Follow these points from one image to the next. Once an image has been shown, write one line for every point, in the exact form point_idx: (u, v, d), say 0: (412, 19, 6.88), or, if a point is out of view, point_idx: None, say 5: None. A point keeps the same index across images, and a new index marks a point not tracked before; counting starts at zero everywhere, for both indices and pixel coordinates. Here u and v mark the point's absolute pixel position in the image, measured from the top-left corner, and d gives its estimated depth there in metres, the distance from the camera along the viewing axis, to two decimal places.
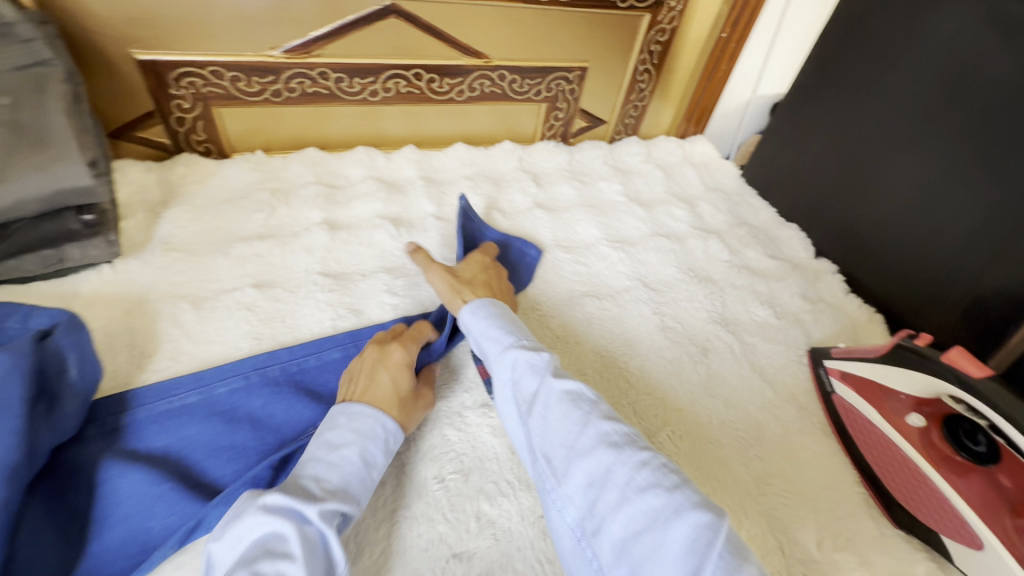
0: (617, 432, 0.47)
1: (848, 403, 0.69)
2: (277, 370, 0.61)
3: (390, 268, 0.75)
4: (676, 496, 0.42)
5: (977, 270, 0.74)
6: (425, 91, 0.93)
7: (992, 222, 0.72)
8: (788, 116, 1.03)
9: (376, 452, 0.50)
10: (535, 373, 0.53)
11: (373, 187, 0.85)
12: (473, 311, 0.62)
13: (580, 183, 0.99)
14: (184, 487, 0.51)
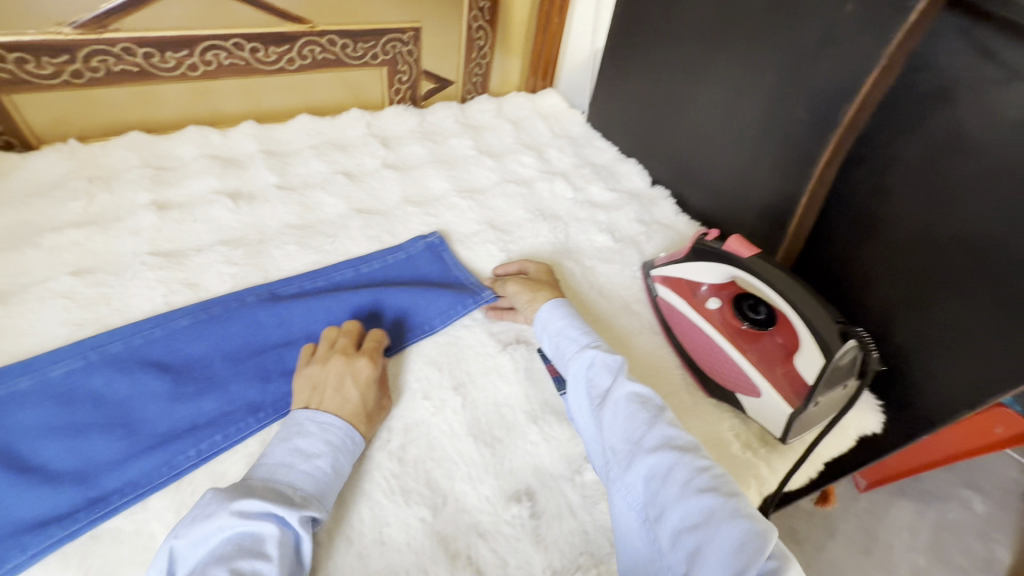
0: (681, 438, 0.51)
1: (670, 304, 0.75)
2: (119, 344, 0.62)
3: (228, 241, 0.76)
4: (732, 501, 0.45)
5: (769, 175, 0.79)
6: (250, 62, 0.90)
7: (778, 135, 0.77)
8: (611, 59, 1.05)
9: (345, 463, 0.53)
10: (614, 373, 0.58)
11: (206, 164, 0.84)
12: (556, 308, 0.67)
13: (431, 142, 1.00)
14: (17, 477, 0.51)
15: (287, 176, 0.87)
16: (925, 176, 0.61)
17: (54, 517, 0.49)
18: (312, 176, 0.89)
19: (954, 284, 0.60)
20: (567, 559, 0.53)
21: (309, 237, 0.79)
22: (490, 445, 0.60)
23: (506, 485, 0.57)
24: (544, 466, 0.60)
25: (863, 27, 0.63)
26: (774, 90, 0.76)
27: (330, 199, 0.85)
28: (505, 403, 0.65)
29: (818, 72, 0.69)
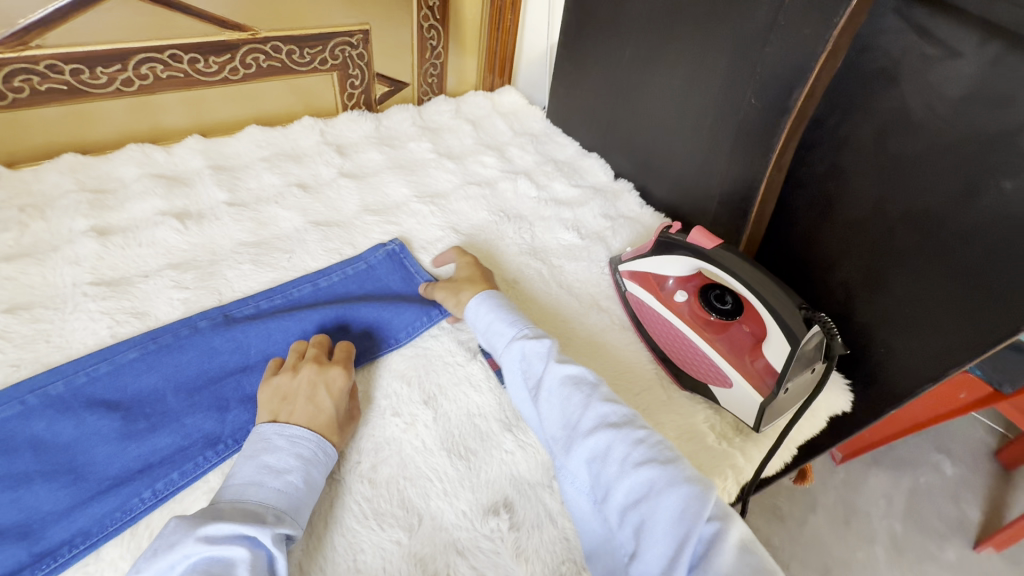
0: (615, 414, 0.54)
1: (681, 335, 0.70)
2: (187, 328, 0.68)
3: (319, 224, 0.84)
4: (669, 469, 0.48)
5: (910, 202, 0.66)
6: (366, 52, 1.04)
7: (945, 152, 0.62)
8: (614, 47, 0.96)
9: (318, 475, 0.54)
10: (564, 369, 0.58)
11: (323, 149, 0.97)
12: (485, 303, 0.69)
13: (499, 154, 1.06)
14: (40, 471, 0.55)
15: (363, 186, 0.92)
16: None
17: (92, 497, 0.54)
18: (384, 196, 0.92)
19: (945, 319, 0.67)
20: (548, 568, 0.54)
21: (363, 246, 0.82)
22: (472, 461, 0.60)
23: (482, 499, 0.58)
24: (520, 475, 0.60)
25: (1008, 63, 0.55)
26: (942, 93, 0.60)
27: (393, 213, 0.89)
28: (477, 412, 0.65)
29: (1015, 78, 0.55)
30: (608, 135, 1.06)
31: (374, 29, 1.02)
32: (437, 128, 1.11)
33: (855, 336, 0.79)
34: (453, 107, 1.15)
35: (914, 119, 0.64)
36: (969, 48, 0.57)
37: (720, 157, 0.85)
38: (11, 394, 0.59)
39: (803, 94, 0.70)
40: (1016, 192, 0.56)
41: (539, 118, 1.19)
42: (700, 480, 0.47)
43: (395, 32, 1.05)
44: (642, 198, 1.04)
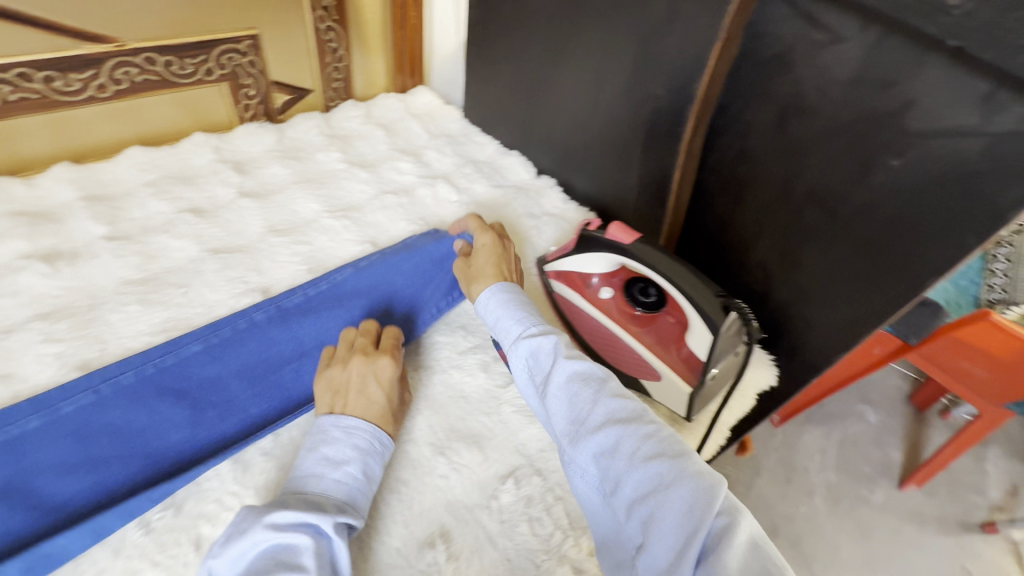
0: (624, 409, 0.50)
1: (613, 335, 0.71)
2: (244, 321, 0.66)
3: (216, 251, 0.76)
4: (677, 464, 0.45)
5: (818, 181, 0.67)
6: (257, 59, 0.96)
7: (845, 134, 0.62)
8: (523, 39, 0.93)
9: (374, 466, 0.55)
10: (571, 366, 0.55)
11: (218, 168, 0.89)
12: (499, 293, 0.65)
13: (416, 160, 1.02)
14: (123, 453, 0.57)
15: (266, 204, 0.85)
16: (918, 184, 0.58)
17: (172, 467, 0.59)
18: (291, 214, 0.85)
19: (869, 293, 0.68)
20: None
21: (270, 271, 0.76)
22: (404, 492, 0.58)
23: (417, 532, 0.55)
24: (456, 499, 0.58)
25: (891, 45, 0.55)
26: (832, 76, 0.61)
27: (302, 231, 0.83)
28: (407, 439, 0.62)
29: (893, 60, 0.55)
30: (527, 132, 1.04)
31: (264, 34, 0.94)
32: (347, 135, 1.05)
33: (774, 311, 0.82)
34: (363, 112, 1.09)
35: (808, 103, 0.64)
36: (851, 33, 0.57)
37: (632, 151, 0.86)
38: (82, 384, 0.58)
39: (705, 81, 0.70)
40: (905, 169, 0.58)
41: (456, 118, 1.16)
42: (709, 474, 0.45)
43: (288, 36, 0.97)
44: (567, 194, 1.03)
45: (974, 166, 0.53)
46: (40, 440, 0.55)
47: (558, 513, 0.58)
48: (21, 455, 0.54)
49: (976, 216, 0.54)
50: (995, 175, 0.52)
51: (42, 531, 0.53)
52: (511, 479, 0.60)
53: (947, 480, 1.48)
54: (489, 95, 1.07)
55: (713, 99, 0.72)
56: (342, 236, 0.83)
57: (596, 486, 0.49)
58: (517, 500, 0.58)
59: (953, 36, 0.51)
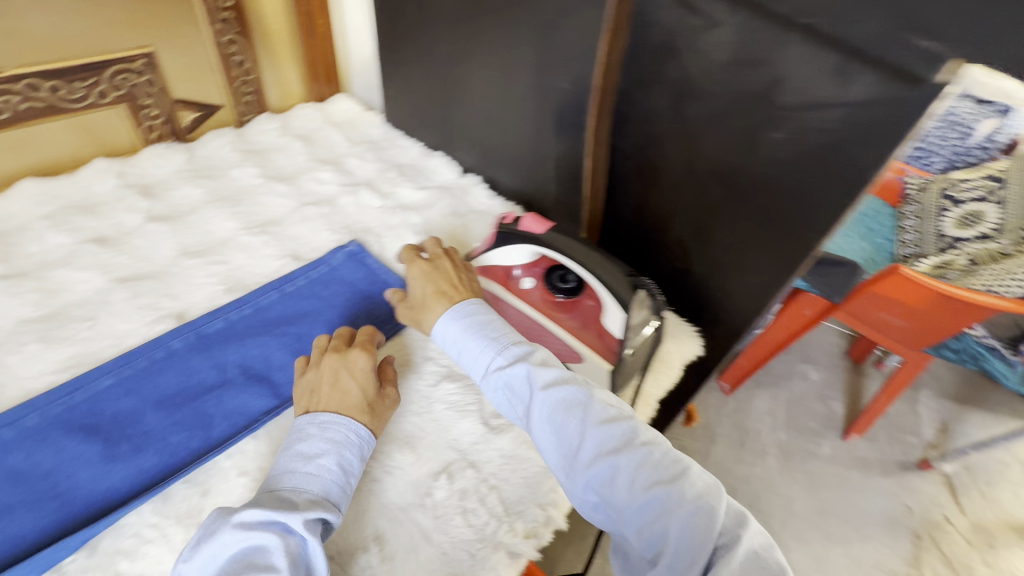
0: (613, 437, 0.52)
1: (535, 325, 0.72)
2: (161, 350, 0.66)
3: (125, 280, 0.74)
4: (675, 489, 0.48)
5: (717, 161, 0.70)
6: (155, 78, 0.92)
7: (735, 115, 0.65)
8: (435, 40, 0.93)
9: (352, 459, 0.54)
10: (551, 398, 0.55)
11: (124, 193, 0.85)
12: (453, 320, 0.64)
13: (337, 169, 1.00)
14: (26, 499, 0.53)
15: (178, 227, 0.82)
16: (797, 155, 0.61)
17: (79, 516, 0.52)
18: (206, 234, 0.83)
19: (774, 260, 0.72)
20: None
21: (186, 294, 0.74)
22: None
23: (350, 539, 0.55)
24: (389, 502, 0.58)
25: (755, 27, 0.58)
26: (715, 56, 0.63)
27: (218, 251, 0.80)
28: None
29: (762, 38, 0.58)
30: (449, 132, 1.04)
31: (160, 51, 0.91)
32: (263, 149, 1.02)
33: (696, 283, 0.86)
34: (279, 124, 1.07)
35: (696, 84, 0.67)
36: (723, 17, 0.60)
37: (546, 142, 0.87)
38: None
39: (600, 70, 0.73)
40: (784, 141, 0.62)
41: (378, 124, 1.15)
42: (707, 495, 0.49)
43: (187, 51, 0.94)
44: (494, 190, 1.04)
45: (840, 134, 0.56)
46: None
47: (491, 502, 0.59)
48: None
49: (852, 182, 0.58)
50: (857, 141, 0.56)
51: None
52: (444, 475, 0.60)
53: (885, 426, 1.58)
54: (407, 98, 1.07)
55: (611, 86, 0.74)
56: (262, 252, 0.82)
57: (598, 509, 0.52)
58: (451, 495, 0.59)
59: (803, 16, 0.55)
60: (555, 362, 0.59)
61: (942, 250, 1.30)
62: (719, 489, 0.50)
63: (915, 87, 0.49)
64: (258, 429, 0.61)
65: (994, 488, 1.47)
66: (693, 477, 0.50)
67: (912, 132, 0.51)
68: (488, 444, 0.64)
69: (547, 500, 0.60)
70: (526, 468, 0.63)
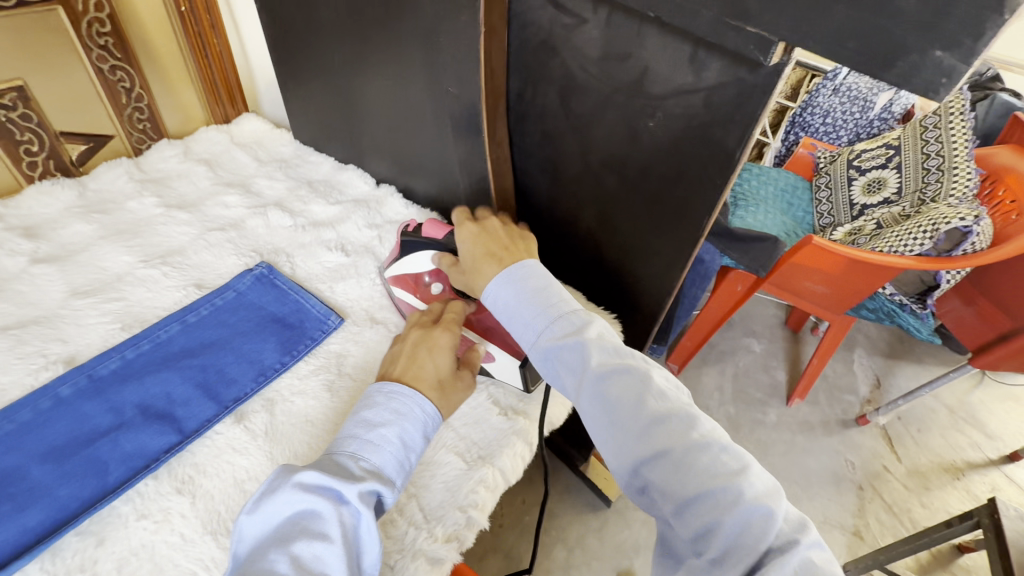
0: (673, 421, 0.49)
1: None
2: (47, 399, 0.62)
3: (6, 328, 0.69)
4: (735, 484, 0.45)
5: (607, 151, 0.73)
6: (30, 110, 0.87)
7: (617, 107, 0.68)
8: (329, 53, 0.92)
9: (413, 433, 0.55)
10: (606, 374, 0.52)
11: (5, 236, 0.80)
12: (507, 288, 0.61)
13: (244, 191, 0.98)
14: None
15: (67, 266, 0.78)
16: (672, 140, 0.65)
17: None
18: (99, 272, 0.79)
19: (671, 240, 0.75)
20: None
21: (77, 336, 0.70)
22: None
23: None
24: None
25: (617, 22, 0.61)
26: (590, 52, 0.66)
27: (113, 287, 0.77)
28: (246, 477, 0.59)
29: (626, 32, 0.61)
30: (359, 145, 1.03)
31: (31, 83, 0.86)
32: (163, 177, 0.98)
33: (611, 273, 0.89)
34: (180, 149, 1.03)
35: (578, 80, 0.70)
36: (589, 14, 0.63)
37: (448, 146, 0.88)
38: None
39: (484, 74, 0.74)
40: (660, 128, 0.65)
41: (287, 141, 1.12)
42: (766, 498, 0.44)
43: (63, 81, 0.90)
44: (409, 198, 1.03)
45: (703, 116, 0.60)
46: None
47: (411, 510, 0.59)
48: None
49: (725, 161, 0.62)
50: (721, 121, 0.59)
51: None
52: None
53: (820, 387, 1.67)
54: (311, 113, 1.05)
55: (499, 87, 0.76)
56: (162, 284, 0.78)
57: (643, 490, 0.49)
58: None
59: (652, 9, 0.57)
60: (614, 339, 0.56)
61: (854, 217, 1.37)
62: (779, 494, 0.45)
63: (755, 71, 0.54)
64: (157, 468, 0.58)
65: (923, 433, 1.57)
66: (755, 477, 0.46)
67: (762, 110, 0.56)
68: None
69: (467, 501, 0.60)
70: (446, 472, 0.63)
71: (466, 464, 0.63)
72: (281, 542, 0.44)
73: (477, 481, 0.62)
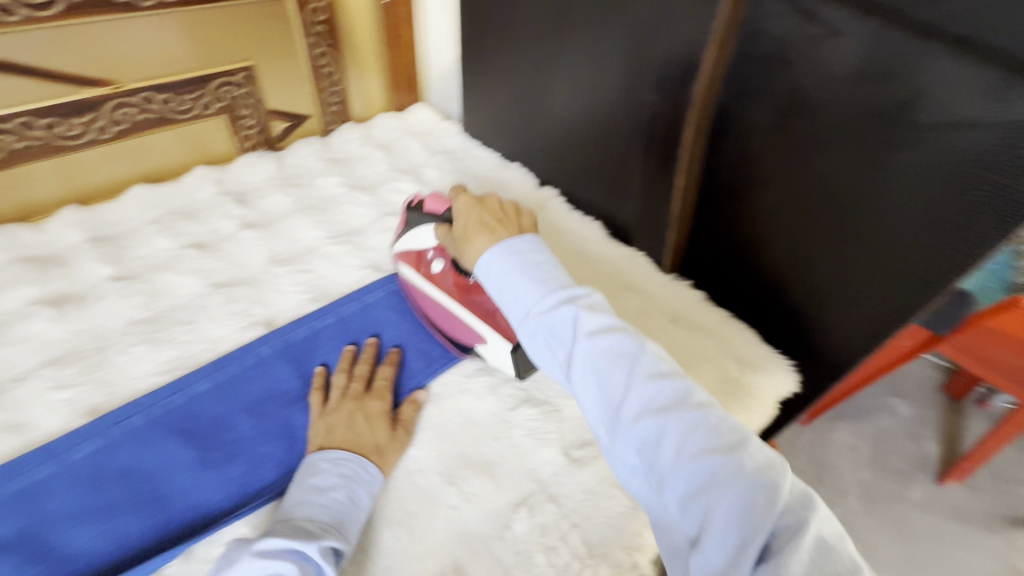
0: (665, 395, 0.42)
1: (439, 304, 0.70)
2: (252, 356, 0.68)
3: (220, 286, 0.76)
4: (736, 461, 0.38)
5: (822, 180, 0.64)
6: (253, 88, 0.96)
7: (849, 133, 0.60)
8: (522, 52, 0.92)
9: (363, 493, 0.55)
10: (596, 347, 0.44)
11: (221, 201, 0.89)
12: (500, 256, 0.52)
13: (415, 179, 1.01)
14: (131, 505, 0.54)
15: (268, 234, 0.85)
16: (924, 179, 0.56)
17: (178, 526, 0.53)
18: (293, 243, 0.85)
19: (879, 287, 0.65)
20: None
21: (275, 302, 0.76)
22: (415, 521, 0.56)
23: (430, 567, 0.54)
24: (469, 530, 0.56)
25: (889, 38, 0.53)
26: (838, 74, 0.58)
27: (305, 259, 0.82)
28: (416, 469, 0.60)
29: (895, 55, 0.53)
30: (528, 143, 1.03)
31: (258, 65, 0.95)
32: (346, 158, 1.04)
33: (788, 314, 0.78)
34: (362, 133, 1.09)
35: (809, 102, 0.62)
36: (850, 26, 0.55)
37: (630, 155, 0.84)
38: (96, 428, 0.58)
39: (701, 85, 0.68)
40: (916, 162, 0.56)
41: (455, 133, 1.14)
42: (775, 475, 0.37)
43: (282, 64, 0.98)
44: (571, 204, 1.01)
45: (981, 155, 0.51)
46: (47, 484, 0.54)
47: (573, 541, 0.56)
48: (36, 505, 0.53)
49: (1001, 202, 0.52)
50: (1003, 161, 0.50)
51: None
52: (524, 507, 0.58)
53: None
54: (486, 106, 1.07)
55: (712, 100, 0.70)
56: (345, 262, 0.83)
57: (636, 476, 0.41)
58: (532, 529, 0.56)
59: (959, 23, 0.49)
60: (609, 306, 0.48)
61: None
62: (787, 470, 0.38)
63: None
64: None
65: None
66: (756, 450, 0.39)
67: None
68: (569, 477, 0.61)
69: (633, 544, 0.56)
70: (611, 507, 0.58)
71: (632, 503, 0.59)
72: None
73: (644, 523, 0.57)
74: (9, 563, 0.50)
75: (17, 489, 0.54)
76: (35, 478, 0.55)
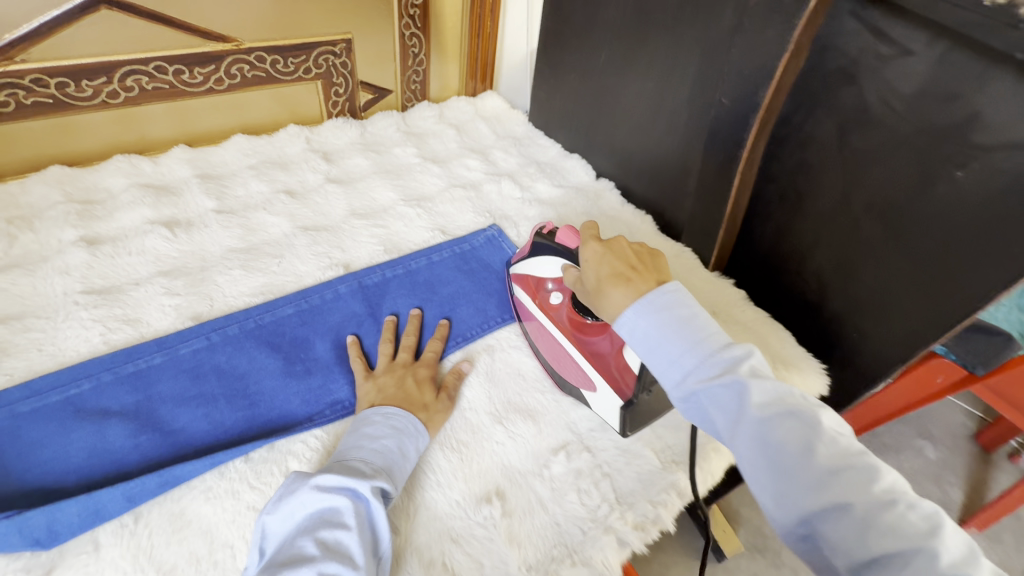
0: (845, 476, 0.42)
1: (550, 338, 0.69)
2: (330, 291, 0.76)
3: (306, 229, 0.85)
4: (923, 544, 0.38)
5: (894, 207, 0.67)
6: (349, 60, 1.06)
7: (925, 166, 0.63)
8: (601, 51, 0.99)
9: (410, 445, 0.58)
10: (767, 420, 0.44)
11: (309, 156, 0.98)
12: (646, 316, 0.51)
13: (483, 158, 1.08)
14: (224, 397, 0.62)
15: (349, 190, 0.93)
16: (979, 204, 0.59)
17: (263, 421, 0.61)
18: (371, 201, 0.93)
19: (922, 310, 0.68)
20: (541, 553, 0.55)
21: (352, 249, 0.84)
22: (464, 451, 0.62)
23: (475, 489, 0.60)
24: (512, 464, 0.62)
25: (954, 61, 0.57)
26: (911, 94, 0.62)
27: (381, 216, 0.90)
28: (468, 407, 0.67)
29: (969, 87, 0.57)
30: (592, 137, 1.09)
31: (356, 38, 1.04)
32: (421, 133, 1.12)
33: (825, 322, 0.82)
34: (437, 112, 1.17)
35: (875, 116, 0.66)
36: (921, 47, 0.59)
37: (691, 155, 0.89)
38: (198, 330, 0.67)
39: (770, 90, 0.72)
40: (969, 181, 0.59)
41: (522, 122, 1.21)
42: (963, 561, 0.38)
43: (377, 41, 1.07)
44: (624, 197, 1.07)
45: None
46: (157, 371, 0.63)
47: (605, 488, 0.60)
48: (148, 386, 0.62)
49: None
50: None
51: (160, 461, 0.56)
52: (563, 452, 0.63)
53: None
54: (556, 99, 1.14)
55: (778, 107, 0.74)
56: (415, 224, 0.90)
57: (812, 553, 0.42)
58: (568, 472, 0.62)
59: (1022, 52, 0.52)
60: (771, 374, 0.48)
61: None
62: (972, 551, 0.38)
63: None
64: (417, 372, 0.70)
65: None
66: (943, 533, 0.39)
67: None
68: (605, 434, 0.66)
69: (659, 498, 0.60)
70: (641, 464, 0.63)
71: (661, 464, 0.63)
72: (306, 532, 0.47)
73: (671, 483, 0.61)
74: (124, 429, 0.58)
75: (134, 371, 0.62)
76: (148, 364, 0.63)
